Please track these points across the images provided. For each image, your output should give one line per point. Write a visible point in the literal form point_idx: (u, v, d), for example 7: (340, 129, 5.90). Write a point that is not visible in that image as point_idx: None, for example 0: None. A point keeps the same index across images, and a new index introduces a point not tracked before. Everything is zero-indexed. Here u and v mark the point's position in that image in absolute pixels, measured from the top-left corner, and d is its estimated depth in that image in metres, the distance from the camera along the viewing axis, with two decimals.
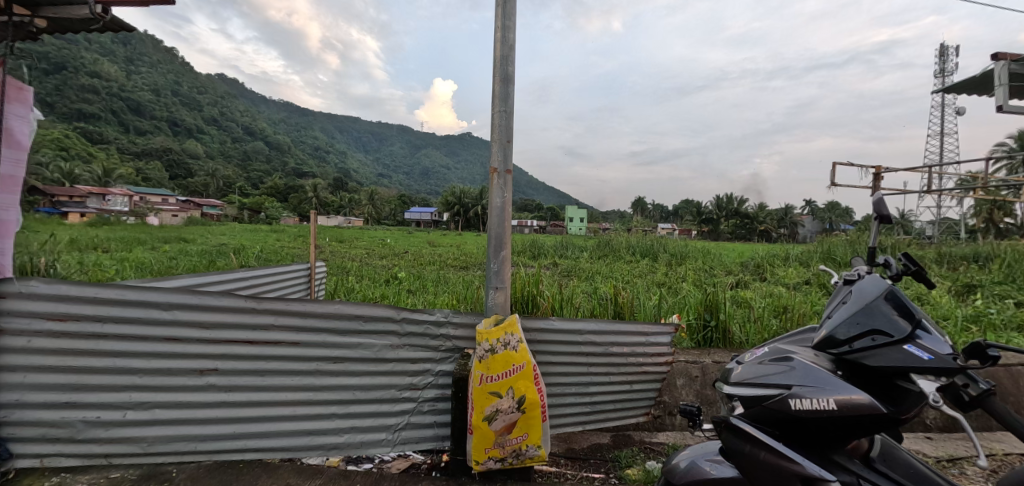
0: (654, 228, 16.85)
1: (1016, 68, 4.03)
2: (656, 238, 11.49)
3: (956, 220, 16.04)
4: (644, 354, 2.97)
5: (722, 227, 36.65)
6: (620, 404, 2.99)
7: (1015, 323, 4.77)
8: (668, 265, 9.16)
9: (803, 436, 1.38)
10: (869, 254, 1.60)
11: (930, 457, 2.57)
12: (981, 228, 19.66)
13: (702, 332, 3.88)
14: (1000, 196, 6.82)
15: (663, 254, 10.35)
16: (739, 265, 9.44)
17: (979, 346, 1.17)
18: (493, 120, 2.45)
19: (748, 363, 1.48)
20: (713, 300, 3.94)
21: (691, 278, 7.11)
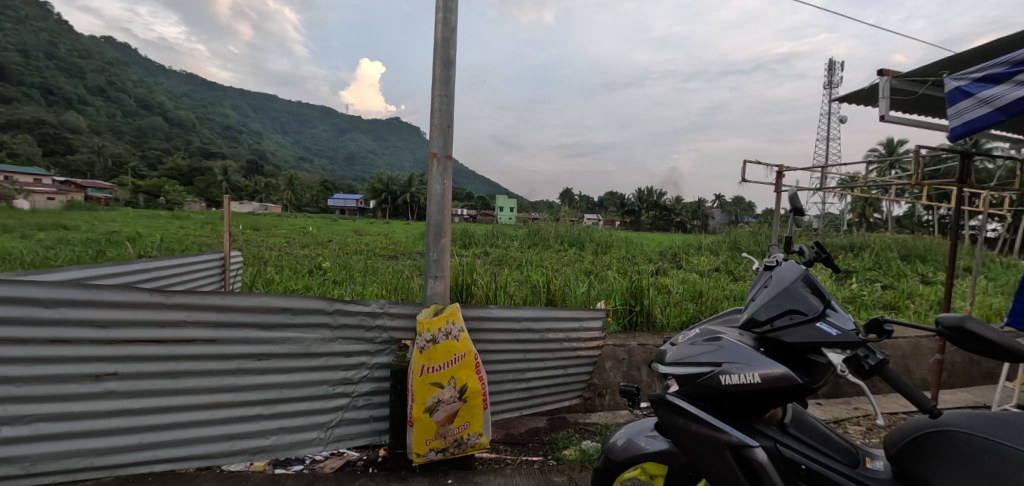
0: (581, 218, 17.44)
1: (898, 84, 4.25)
2: (583, 228, 11.88)
3: (838, 215, 18.17)
4: (577, 339, 3.08)
5: (642, 219, 38.71)
6: (553, 388, 3.09)
7: (884, 303, 5.52)
8: (595, 255, 9.50)
9: (729, 407, 1.51)
10: (785, 243, 1.76)
11: None
12: (856, 223, 22.38)
13: (628, 316, 4.07)
14: (874, 194, 7.77)
15: (589, 244, 10.69)
16: (658, 253, 10.05)
17: (878, 322, 1.33)
18: (433, 103, 2.40)
19: (680, 345, 1.59)
20: (638, 287, 4.16)
21: (615, 266, 7.46)
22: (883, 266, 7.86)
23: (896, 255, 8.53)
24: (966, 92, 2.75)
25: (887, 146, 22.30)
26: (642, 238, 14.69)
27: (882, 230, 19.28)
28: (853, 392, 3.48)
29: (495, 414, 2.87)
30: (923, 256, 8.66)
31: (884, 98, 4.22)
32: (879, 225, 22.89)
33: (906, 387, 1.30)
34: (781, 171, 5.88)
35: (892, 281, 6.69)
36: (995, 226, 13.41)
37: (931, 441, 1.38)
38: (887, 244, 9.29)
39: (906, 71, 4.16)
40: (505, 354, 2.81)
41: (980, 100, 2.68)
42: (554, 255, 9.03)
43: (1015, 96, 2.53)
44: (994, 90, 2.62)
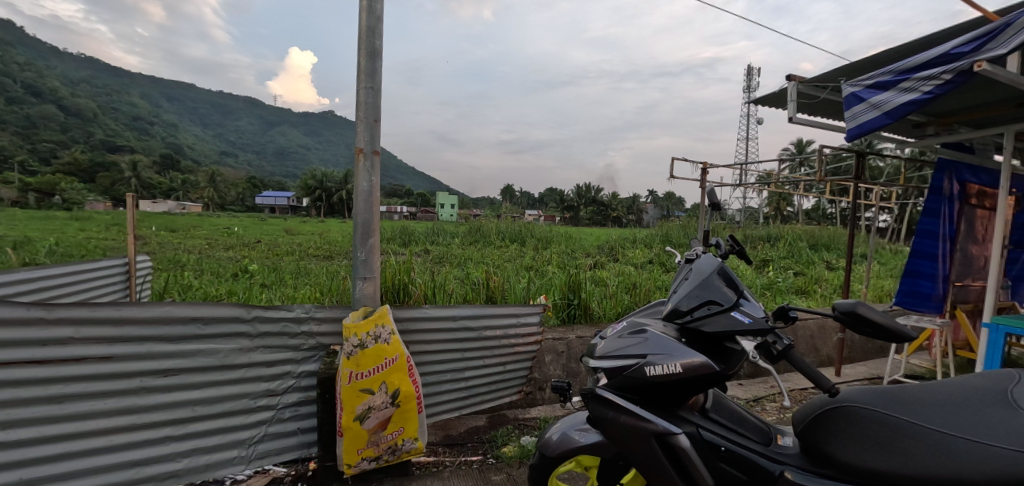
0: (521, 213, 17.61)
1: (803, 88, 4.60)
2: (524, 224, 11.98)
3: (758, 209, 19.55)
4: (516, 335, 3.10)
5: (581, 214, 39.64)
6: (494, 385, 3.08)
7: (796, 289, 6.00)
8: (535, 250, 9.60)
9: (653, 396, 1.57)
10: (704, 236, 1.85)
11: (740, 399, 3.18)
12: (773, 216, 24.18)
13: (566, 310, 4.15)
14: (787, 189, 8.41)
15: (529, 240, 10.79)
16: (596, 247, 10.33)
17: (784, 309, 1.42)
18: (358, 96, 2.30)
19: (609, 338, 1.62)
20: (575, 282, 4.25)
21: (554, 261, 7.59)
22: (795, 255, 8.56)
23: (806, 245, 9.32)
24: (860, 97, 3.03)
25: (799, 146, 24.29)
26: (581, 233, 15.04)
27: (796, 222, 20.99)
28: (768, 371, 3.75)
29: (434, 416, 2.82)
30: (828, 244, 9.51)
31: (792, 102, 4.55)
32: (792, 217, 24.90)
33: (808, 368, 1.40)
34: (705, 168, 6.21)
35: (803, 268, 7.30)
36: (886, 217, 15.05)
37: (834, 417, 1.49)
38: (798, 235, 10.11)
39: (810, 77, 4.50)
40: (443, 354, 2.77)
41: (872, 105, 2.96)
42: (495, 251, 9.03)
43: (900, 101, 2.81)
44: (883, 96, 2.90)
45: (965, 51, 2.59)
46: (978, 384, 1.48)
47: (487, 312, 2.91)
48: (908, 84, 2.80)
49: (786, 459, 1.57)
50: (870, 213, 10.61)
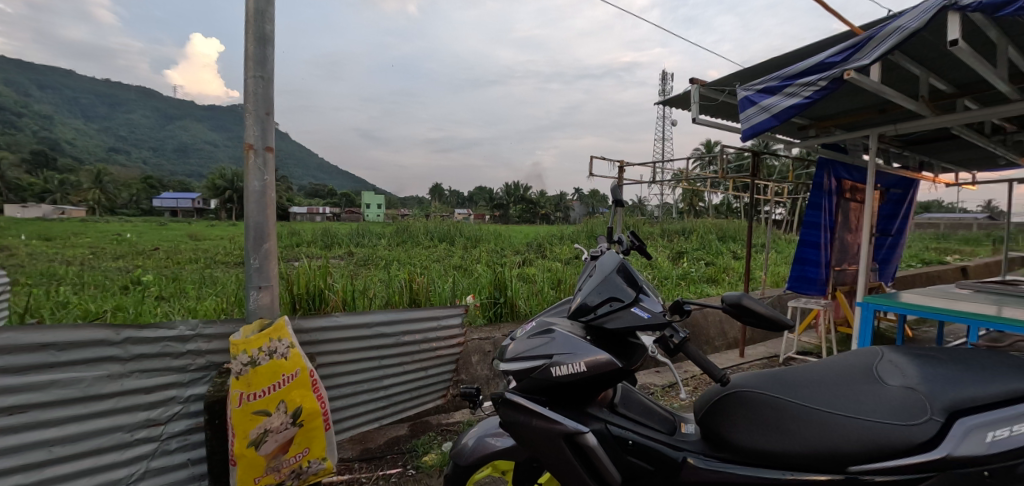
0: (451, 212, 17.43)
1: (705, 91, 4.91)
2: (452, 223, 11.81)
3: (676, 205, 20.77)
4: (437, 338, 3.01)
5: (510, 212, 39.94)
6: (416, 392, 2.97)
7: (706, 278, 6.42)
8: (464, 249, 9.49)
9: (561, 396, 1.58)
10: (608, 232, 1.89)
11: (657, 386, 3.35)
12: (689, 211, 25.79)
13: (493, 309, 4.11)
14: (698, 185, 8.99)
15: (458, 239, 10.67)
16: (525, 245, 10.42)
17: (678, 303, 1.48)
18: (246, 86, 2.11)
19: (519, 340, 1.61)
20: (501, 280, 4.23)
21: (483, 259, 7.53)
22: (707, 247, 9.18)
23: (715, 237, 10.02)
24: (752, 101, 3.27)
25: (709, 145, 26.15)
26: (510, 231, 15.13)
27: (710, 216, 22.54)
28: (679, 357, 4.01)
29: (350, 429, 2.67)
30: (734, 236, 10.30)
31: (695, 103, 4.83)
32: (705, 212, 26.73)
33: (703, 359, 1.45)
34: (621, 167, 6.46)
35: (713, 259, 7.84)
36: (783, 210, 16.63)
37: (730, 403, 1.58)
38: (709, 228, 10.85)
39: (710, 81, 4.81)
40: (357, 363, 2.63)
41: (762, 108, 3.20)
42: (423, 252, 8.80)
43: (785, 105, 3.05)
44: (771, 99, 3.14)
45: (836, 61, 2.88)
46: (852, 361, 1.61)
47: (403, 316, 2.80)
48: (791, 89, 3.05)
49: (688, 446, 1.64)
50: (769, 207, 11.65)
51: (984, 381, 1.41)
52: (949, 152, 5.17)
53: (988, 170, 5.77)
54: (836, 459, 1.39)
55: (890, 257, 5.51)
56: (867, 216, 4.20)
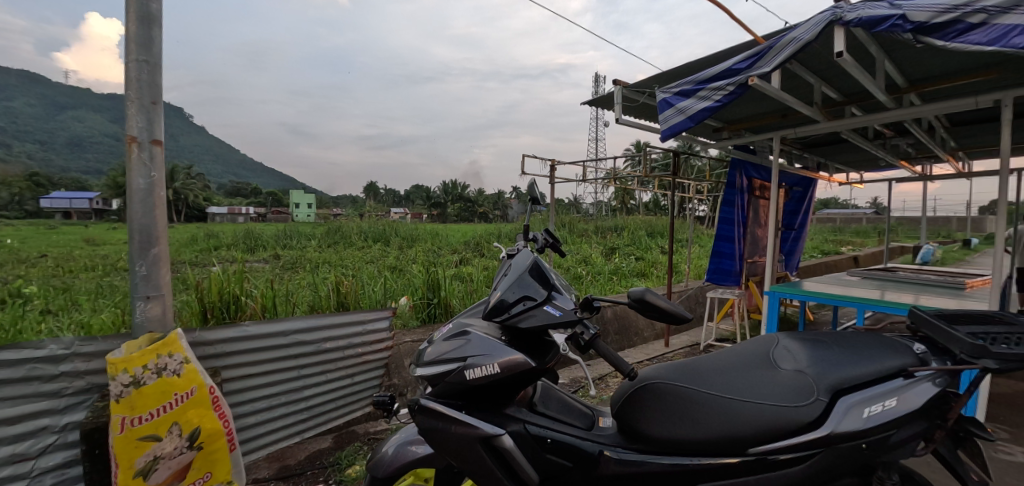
0: (386, 211, 16.92)
1: (627, 92, 5.07)
2: (388, 223, 11.45)
3: (613, 203, 21.42)
4: (362, 343, 2.86)
5: (448, 211, 39.42)
6: (341, 400, 2.82)
7: (635, 273, 6.68)
8: (401, 249, 9.23)
9: (477, 398, 1.57)
10: (524, 231, 1.90)
11: (588, 379, 3.43)
12: (624, 209, 26.72)
13: (427, 310, 3.94)
14: (627, 183, 9.34)
15: (393, 239, 10.35)
16: (463, 243, 10.31)
17: (588, 301, 1.49)
18: (127, 71, 1.89)
19: (436, 343, 1.58)
20: (434, 280, 4.06)
21: (419, 259, 7.36)
22: (636, 243, 9.54)
23: (644, 233, 10.44)
24: (670, 103, 3.41)
25: (640, 146, 27.24)
26: (448, 230, 14.91)
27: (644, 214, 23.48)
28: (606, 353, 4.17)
29: (268, 445, 2.49)
30: (662, 232, 10.81)
31: (618, 104, 4.97)
32: (638, 210, 27.80)
33: (613, 355, 1.48)
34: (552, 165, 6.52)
35: (642, 254, 8.17)
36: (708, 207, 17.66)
37: (642, 396, 1.62)
38: (639, 225, 11.30)
39: (631, 82, 4.97)
40: (272, 373, 2.45)
41: (678, 110, 3.36)
42: (357, 253, 8.44)
43: (700, 107, 3.22)
44: (687, 102, 3.30)
45: (742, 67, 3.06)
46: (753, 347, 1.70)
47: (324, 322, 2.65)
48: (704, 92, 3.21)
49: (604, 439, 1.67)
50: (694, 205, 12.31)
51: (862, 359, 1.53)
52: (841, 154, 5.70)
53: (873, 171, 6.44)
54: (735, 442, 1.48)
55: (793, 249, 6.00)
56: (773, 212, 4.53)
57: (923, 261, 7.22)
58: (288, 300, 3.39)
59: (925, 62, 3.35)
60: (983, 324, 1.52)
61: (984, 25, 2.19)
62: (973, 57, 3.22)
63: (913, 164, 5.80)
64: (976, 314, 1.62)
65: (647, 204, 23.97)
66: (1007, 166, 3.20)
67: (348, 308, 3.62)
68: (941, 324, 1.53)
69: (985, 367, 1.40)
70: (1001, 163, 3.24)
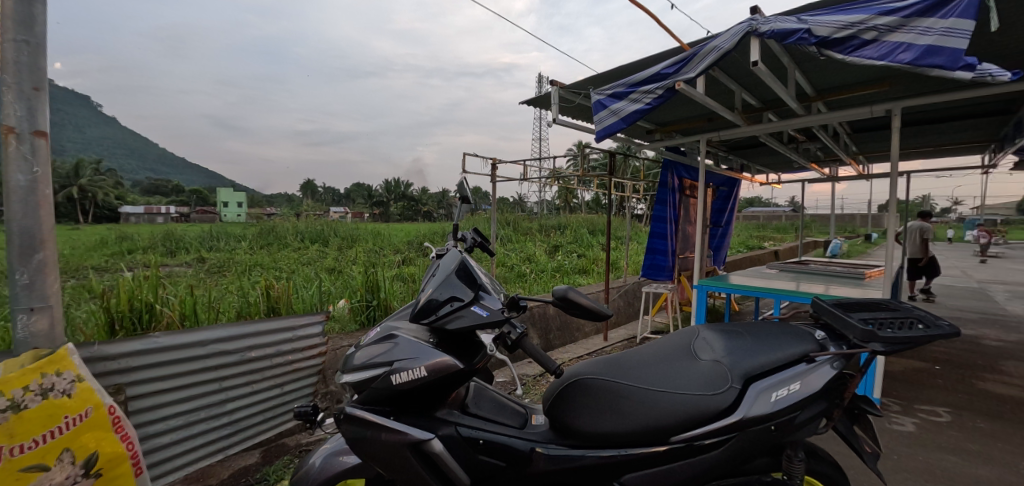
0: (324, 209, 16.19)
1: (564, 93, 5.15)
2: (326, 223, 11.00)
3: (557, 202, 21.74)
4: (292, 350, 2.64)
5: (390, 210, 38.38)
6: (270, 412, 2.59)
7: (576, 270, 6.83)
8: (340, 250, 8.86)
9: (405, 404, 1.58)
10: (454, 231, 1.98)
11: (529, 376, 3.47)
12: (568, 208, 27.17)
13: (365, 313, 3.67)
14: (569, 182, 9.50)
15: (332, 240, 9.93)
16: (406, 243, 10.07)
17: (513, 299, 1.60)
18: (2, 52, 1.68)
19: (362, 348, 1.59)
20: (373, 281, 3.82)
21: (360, 260, 7.10)
22: (578, 240, 9.74)
23: (586, 231, 10.66)
24: (604, 105, 3.51)
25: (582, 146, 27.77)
26: (392, 229, 14.51)
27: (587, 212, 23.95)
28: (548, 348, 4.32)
29: (186, 466, 2.26)
30: (602, 230, 11.09)
31: (555, 105, 5.04)
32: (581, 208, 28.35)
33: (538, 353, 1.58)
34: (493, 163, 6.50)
35: (583, 251, 8.35)
36: None
37: (570, 392, 1.65)
38: (581, 223, 11.53)
39: (568, 83, 5.05)
40: (190, 387, 2.23)
41: (612, 112, 3.46)
42: (292, 254, 8.01)
43: (631, 109, 3.33)
44: (619, 104, 3.41)
45: (670, 72, 3.17)
46: (676, 339, 1.78)
47: (251, 330, 2.43)
48: (635, 95, 3.32)
49: (536, 436, 1.68)
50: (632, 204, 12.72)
51: (771, 348, 1.63)
52: (761, 156, 6.10)
53: (790, 172, 6.94)
54: (659, 432, 1.54)
55: (721, 245, 6.35)
56: (700, 210, 4.76)
57: (832, 254, 7.87)
58: (212, 307, 3.05)
59: (828, 74, 3.66)
60: (873, 311, 1.68)
61: (875, 41, 2.40)
62: (868, 71, 3.55)
63: (823, 166, 6.32)
64: (868, 302, 1.79)
65: (590, 202, 24.48)
66: (897, 169, 3.55)
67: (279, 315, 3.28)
68: (837, 312, 1.68)
69: (874, 350, 1.55)
70: (892, 166, 3.60)
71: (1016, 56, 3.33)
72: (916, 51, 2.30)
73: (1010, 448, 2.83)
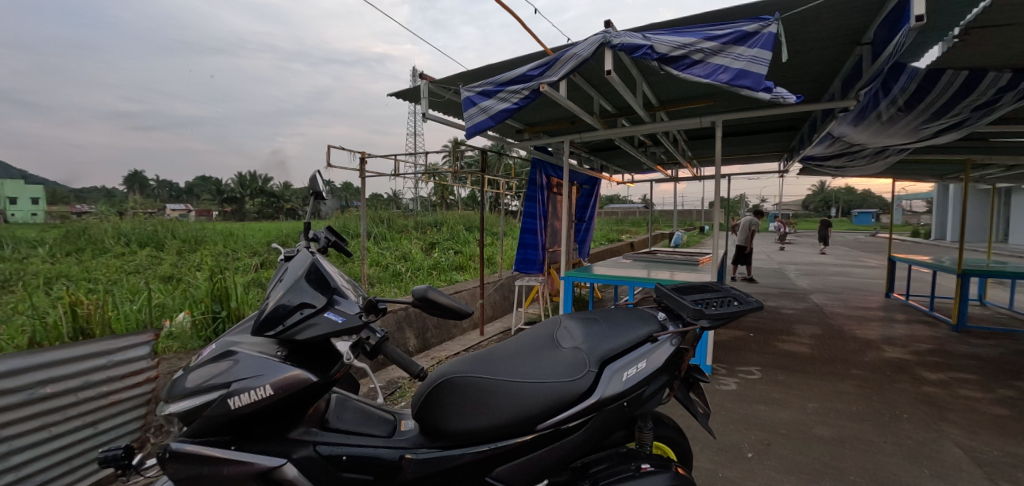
0: (159, 207, 13.94)
1: (433, 88, 5.05)
2: (161, 223, 9.48)
3: (433, 200, 21.40)
4: (108, 380, 2.15)
5: (246, 207, 34.50)
6: (79, 460, 2.07)
7: (451, 266, 6.80)
8: (180, 254, 7.69)
9: (248, 430, 1.52)
10: (304, 229, 1.93)
11: (403, 377, 3.37)
12: (444, 206, 26.93)
13: (212, 327, 3.18)
14: (444, 178, 9.42)
15: (169, 243, 8.59)
16: (264, 245, 9.11)
17: (372, 303, 1.56)
18: None
19: (195, 370, 1.52)
20: (221, 288, 3.33)
21: (206, 265, 6.24)
22: (454, 237, 9.71)
23: (461, 228, 10.67)
24: (473, 101, 3.52)
25: None
26: (248, 228, 13.02)
27: (462, 209, 23.96)
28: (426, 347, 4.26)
29: None
30: (478, 227, 11.19)
31: (424, 100, 4.92)
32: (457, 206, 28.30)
33: (398, 356, 1.61)
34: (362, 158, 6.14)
35: (460, 248, 8.35)
36: None
37: (440, 391, 1.63)
38: (457, 219, 11.50)
39: (437, 79, 4.96)
40: None
41: (481, 110, 3.49)
42: (116, 261, 6.75)
43: (499, 108, 3.39)
44: (488, 102, 3.45)
45: (535, 74, 3.28)
46: (540, 330, 1.85)
47: (40, 361, 1.90)
48: (503, 94, 3.38)
49: (404, 443, 1.64)
50: (507, 201, 13.04)
51: (623, 331, 1.78)
52: (617, 158, 6.66)
53: (641, 173, 7.69)
54: (527, 421, 1.59)
55: (585, 239, 6.81)
56: (565, 206, 5.02)
57: (676, 245, 8.91)
58: None
59: (669, 88, 4.11)
60: (702, 293, 1.92)
61: (703, 61, 2.75)
62: (699, 87, 4.06)
63: (667, 168, 7.11)
64: (698, 285, 2.04)
65: (466, 199, 24.55)
66: (721, 171, 4.11)
67: (92, 336, 2.69)
68: (675, 295, 1.89)
69: (702, 326, 1.76)
70: (717, 169, 4.17)
71: (804, 83, 4.07)
72: (732, 73, 2.68)
73: (803, 394, 3.46)
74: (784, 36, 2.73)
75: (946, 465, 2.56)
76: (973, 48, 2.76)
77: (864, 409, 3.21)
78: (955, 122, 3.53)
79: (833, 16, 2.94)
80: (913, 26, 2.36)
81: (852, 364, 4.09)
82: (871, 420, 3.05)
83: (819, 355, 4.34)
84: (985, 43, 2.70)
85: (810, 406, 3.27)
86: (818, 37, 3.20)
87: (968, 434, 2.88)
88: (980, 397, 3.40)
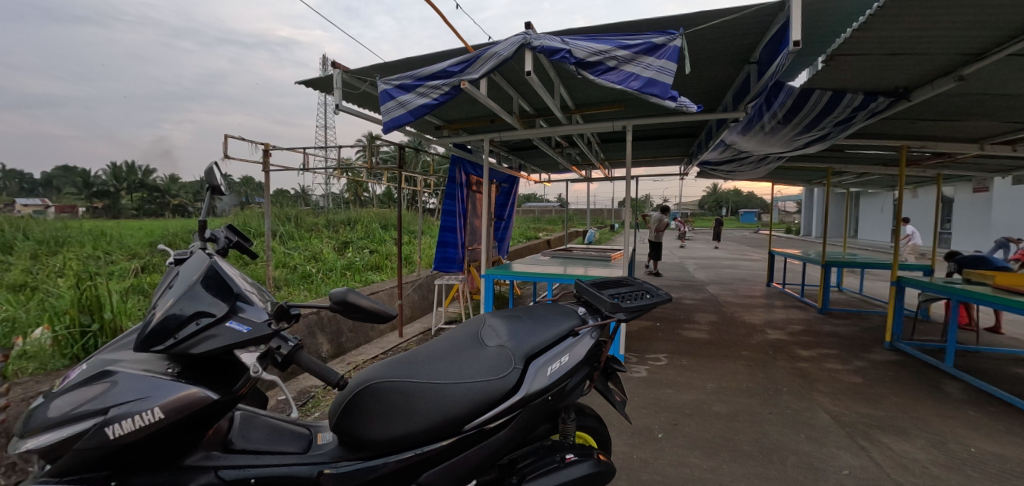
0: (8, 202, 11.83)
1: (347, 78, 4.76)
2: (11, 222, 8.05)
3: (347, 197, 20.37)
4: None
5: (122, 202, 30.50)
6: None
7: (366, 267, 6.49)
8: (39, 258, 6.59)
9: (130, 462, 1.32)
10: (199, 228, 1.72)
11: (317, 386, 3.15)
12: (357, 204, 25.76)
13: (81, 344, 2.75)
14: (357, 174, 8.99)
15: (22, 244, 7.32)
16: (146, 246, 8.08)
17: (283, 310, 1.41)
18: None
19: (61, 396, 1.29)
20: (93, 298, 2.89)
21: (72, 270, 5.39)
22: (369, 236, 9.31)
23: (376, 225, 10.26)
24: (391, 95, 3.37)
25: None
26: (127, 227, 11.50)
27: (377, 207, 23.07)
28: (340, 352, 4.02)
29: None
30: (394, 225, 10.82)
31: (337, 90, 4.62)
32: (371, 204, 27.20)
33: (313, 365, 1.48)
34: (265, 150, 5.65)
35: (375, 247, 8.02)
36: None
37: (360, 398, 1.53)
38: (372, 217, 11.04)
39: (350, 69, 4.68)
40: None
41: (399, 104, 3.36)
42: None
43: (418, 103, 3.29)
44: (407, 96, 3.33)
45: (455, 71, 3.20)
46: (463, 329, 1.81)
47: None
48: (422, 90, 3.29)
49: (321, 457, 1.52)
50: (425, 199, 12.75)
51: (547, 327, 1.79)
52: (535, 157, 6.78)
53: (557, 173, 7.90)
54: (452, 423, 1.54)
55: (504, 237, 6.84)
56: (485, 205, 5.00)
57: (590, 242, 9.27)
58: None
59: (583, 91, 4.24)
60: (617, 286, 1.99)
61: (616, 68, 2.85)
62: (611, 92, 4.22)
63: (581, 169, 7.37)
64: (614, 279, 2.10)
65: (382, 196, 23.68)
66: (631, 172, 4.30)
67: None
68: (593, 289, 1.93)
69: (619, 318, 1.82)
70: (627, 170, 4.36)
71: (704, 93, 4.39)
72: (642, 81, 2.80)
73: (703, 376, 3.75)
74: (686, 50, 2.93)
75: (817, 428, 2.89)
76: (837, 71, 3.13)
77: (753, 386, 3.55)
78: (822, 135, 3.93)
79: (729, 35, 3.19)
80: (790, 50, 2.62)
81: (744, 347, 4.50)
82: (759, 395, 3.38)
83: (716, 340, 4.72)
84: (845, 70, 3.09)
85: (709, 386, 3.54)
86: (715, 52, 3.47)
87: (834, 401, 3.28)
88: (842, 369, 3.90)
